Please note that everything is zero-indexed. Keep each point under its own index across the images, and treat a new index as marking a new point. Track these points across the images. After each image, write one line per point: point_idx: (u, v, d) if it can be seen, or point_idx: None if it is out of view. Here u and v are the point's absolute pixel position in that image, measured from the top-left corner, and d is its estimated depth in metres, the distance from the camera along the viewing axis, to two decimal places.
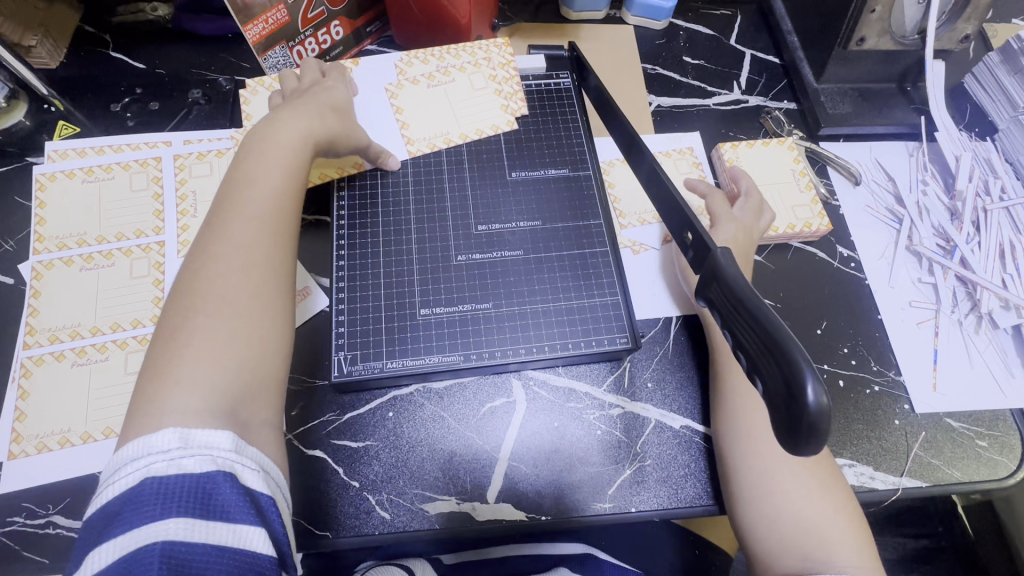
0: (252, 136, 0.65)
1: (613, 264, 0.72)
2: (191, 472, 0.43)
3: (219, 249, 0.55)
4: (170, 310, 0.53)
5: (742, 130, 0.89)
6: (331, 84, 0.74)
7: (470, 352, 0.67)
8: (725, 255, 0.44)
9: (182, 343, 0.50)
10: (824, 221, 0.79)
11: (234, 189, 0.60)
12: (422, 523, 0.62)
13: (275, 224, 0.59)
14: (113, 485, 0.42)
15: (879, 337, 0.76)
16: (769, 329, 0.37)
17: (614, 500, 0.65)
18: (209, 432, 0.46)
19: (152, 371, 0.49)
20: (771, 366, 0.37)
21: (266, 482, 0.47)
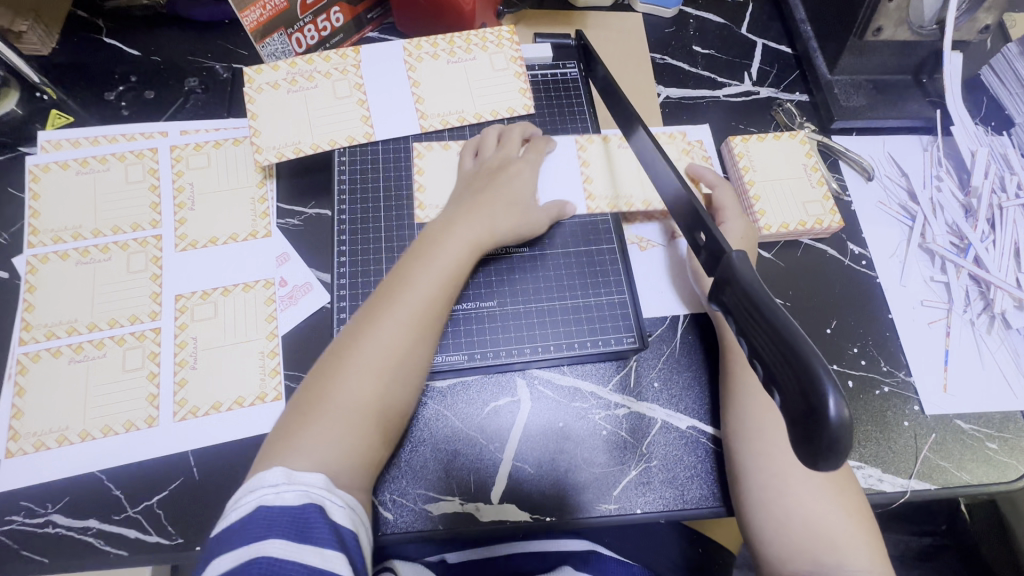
0: (440, 227, 0.66)
1: (621, 261, 0.72)
2: (292, 503, 0.50)
3: (364, 344, 0.58)
4: (314, 374, 0.59)
5: (752, 122, 0.87)
6: (522, 164, 0.72)
7: (475, 352, 0.67)
8: (739, 257, 0.42)
9: (317, 419, 0.56)
10: (836, 218, 0.77)
11: (391, 279, 0.62)
12: (425, 524, 0.62)
13: (422, 335, 0.60)
14: (233, 510, 0.50)
15: (890, 336, 0.74)
16: (788, 337, 0.36)
17: (619, 501, 0.64)
18: (311, 474, 0.53)
19: (290, 421, 0.57)
20: (790, 377, 0.35)
21: (352, 517, 0.53)
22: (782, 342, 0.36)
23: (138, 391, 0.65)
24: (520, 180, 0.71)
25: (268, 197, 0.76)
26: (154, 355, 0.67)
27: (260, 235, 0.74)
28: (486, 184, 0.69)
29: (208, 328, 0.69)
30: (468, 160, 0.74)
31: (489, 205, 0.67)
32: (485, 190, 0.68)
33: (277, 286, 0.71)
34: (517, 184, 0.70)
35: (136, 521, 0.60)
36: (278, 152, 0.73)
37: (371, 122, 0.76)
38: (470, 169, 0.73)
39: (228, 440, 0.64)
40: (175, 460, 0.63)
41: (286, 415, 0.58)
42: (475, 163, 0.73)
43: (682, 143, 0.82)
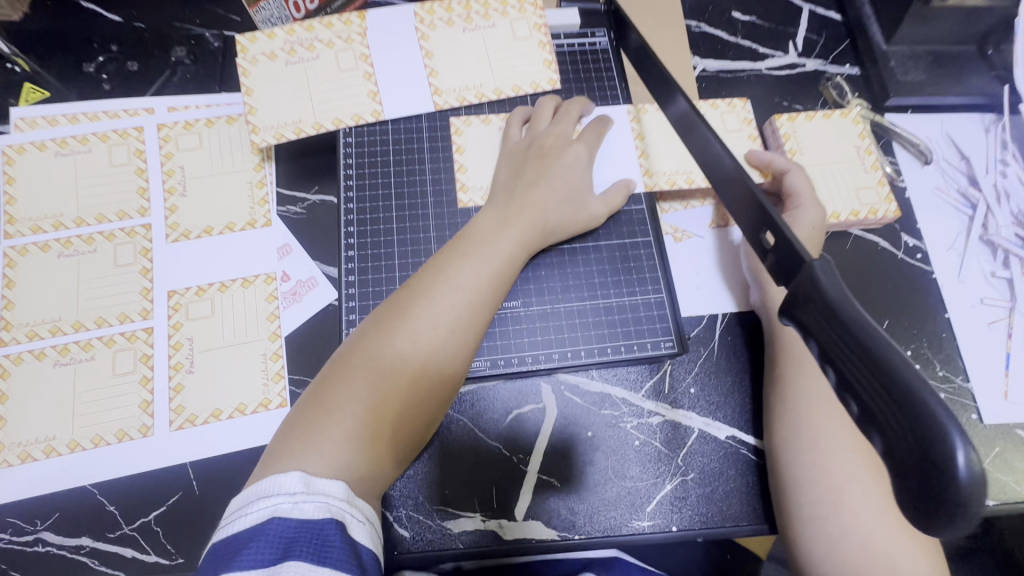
0: (488, 220, 0.60)
1: (656, 255, 0.67)
2: (310, 516, 0.41)
3: (397, 337, 0.52)
4: (332, 366, 0.52)
5: (799, 98, 0.79)
6: (581, 148, 0.65)
7: (497, 358, 0.62)
8: (826, 270, 0.35)
9: (336, 416, 0.48)
10: (892, 207, 0.70)
11: (430, 270, 0.56)
12: (445, 542, 0.57)
13: (463, 342, 0.54)
14: (241, 518, 0.42)
15: (946, 338, 0.68)
16: (897, 374, 0.30)
17: (653, 518, 0.59)
18: (329, 481, 0.44)
19: (300, 420, 0.48)
20: (901, 423, 0.29)
21: (372, 535, 0.45)
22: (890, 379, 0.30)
23: (131, 397, 0.60)
24: (577, 167, 0.64)
25: (266, 182, 0.69)
26: (146, 357, 0.61)
27: (258, 225, 0.67)
28: (542, 171, 0.63)
29: (205, 328, 0.63)
30: (517, 133, 0.67)
31: (543, 199, 0.61)
32: (540, 179, 0.62)
33: (279, 281, 0.65)
34: (573, 171, 0.64)
35: (132, 538, 0.55)
36: (277, 132, 0.65)
37: (379, 98, 0.68)
38: (519, 145, 0.66)
39: (230, 450, 0.59)
40: (173, 472, 0.58)
41: (294, 413, 0.50)
42: (526, 138, 0.66)
43: (744, 114, 0.74)
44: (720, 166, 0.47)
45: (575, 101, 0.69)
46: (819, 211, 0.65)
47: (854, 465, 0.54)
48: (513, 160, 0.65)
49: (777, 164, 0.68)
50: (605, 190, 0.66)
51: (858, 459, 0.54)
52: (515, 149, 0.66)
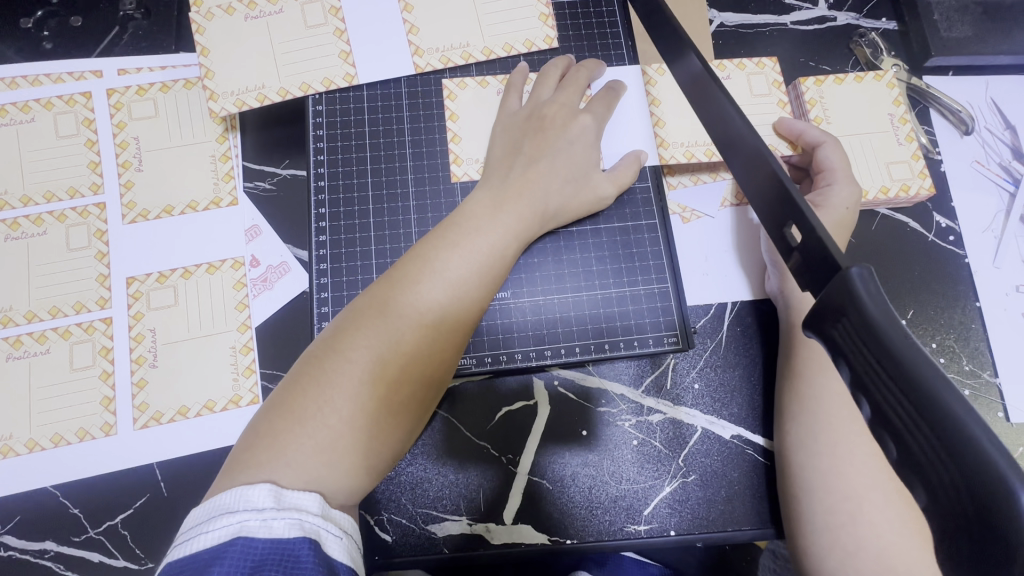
0: (480, 204, 0.53)
1: (662, 238, 0.60)
2: (280, 536, 0.36)
3: (377, 336, 0.46)
4: (301, 367, 0.45)
5: (826, 58, 0.70)
6: (589, 118, 0.58)
7: (484, 355, 0.57)
8: (865, 281, 0.28)
9: (308, 426, 0.42)
10: (926, 184, 0.63)
11: (414, 260, 0.50)
12: (430, 547, 0.54)
13: (448, 339, 0.48)
14: (200, 538, 0.36)
15: (976, 329, 0.63)
16: (950, 416, 0.23)
17: (651, 522, 0.55)
18: (302, 493, 0.39)
19: (265, 429, 0.42)
20: (951, 479, 0.23)
21: (352, 551, 0.39)
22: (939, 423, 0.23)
23: (91, 392, 0.56)
24: (583, 142, 0.57)
25: (231, 154, 0.62)
26: (106, 350, 0.57)
27: (224, 203, 0.61)
28: (543, 147, 0.56)
29: (168, 318, 0.58)
30: (516, 101, 0.59)
31: (543, 180, 0.55)
32: (541, 157, 0.55)
33: (248, 266, 0.60)
34: (579, 146, 0.57)
35: (98, 543, 0.52)
36: (238, 100, 0.58)
37: (352, 59, 0.60)
38: (519, 113, 0.58)
39: (199, 450, 0.55)
40: (139, 473, 0.54)
41: (257, 420, 0.44)
42: (526, 107, 0.58)
43: (774, 76, 0.66)
44: (737, 138, 0.39)
45: (585, 64, 0.61)
46: (852, 191, 0.58)
47: (874, 472, 0.49)
48: (510, 131, 0.58)
49: (808, 137, 0.61)
50: (615, 164, 0.60)
51: (879, 465, 0.49)
52: (514, 119, 0.58)
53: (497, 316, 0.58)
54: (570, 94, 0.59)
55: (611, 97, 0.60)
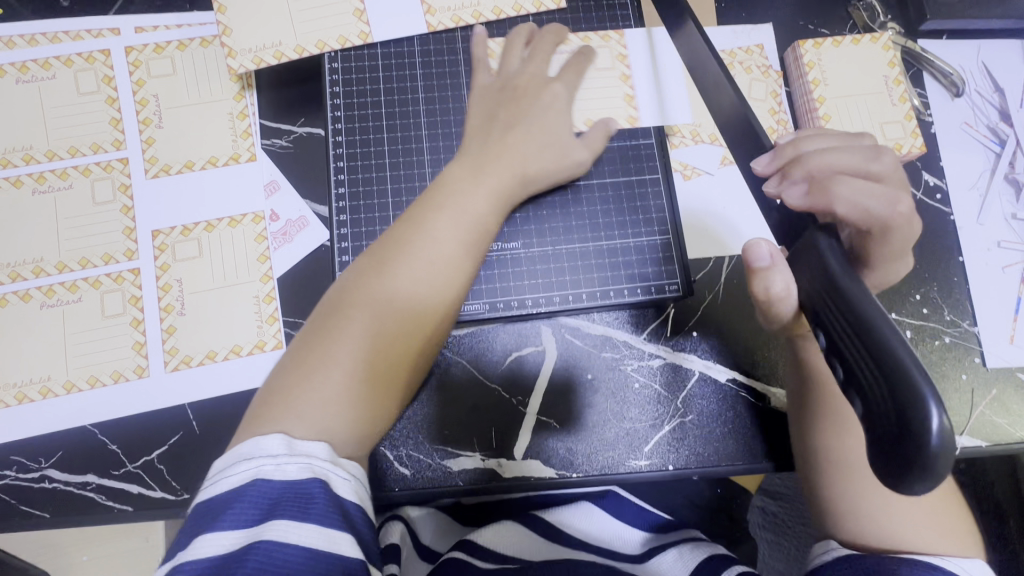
0: (489, 158, 0.56)
1: (665, 191, 0.62)
2: (293, 479, 0.40)
3: (389, 285, 0.49)
4: (321, 312, 0.50)
5: (826, 21, 0.72)
6: (561, 85, 0.60)
7: (496, 301, 0.60)
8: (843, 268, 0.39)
9: (330, 361, 0.46)
10: (918, 143, 0.66)
11: (432, 212, 0.52)
12: (445, 479, 0.58)
13: (451, 293, 0.52)
14: (223, 479, 0.41)
15: (958, 282, 0.66)
16: (886, 347, 0.33)
17: (650, 457, 0.60)
18: (313, 440, 0.43)
19: (293, 364, 0.47)
20: (881, 389, 0.33)
21: (359, 491, 0.44)
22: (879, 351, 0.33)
23: (123, 338, 0.59)
24: (556, 109, 0.59)
25: (248, 112, 0.64)
26: (135, 299, 0.60)
27: (243, 159, 0.63)
28: (517, 114, 0.58)
29: (194, 269, 0.61)
30: (486, 74, 0.61)
31: (519, 143, 0.57)
32: (517, 123, 0.57)
33: (268, 220, 0.62)
34: (552, 112, 0.58)
35: (137, 476, 0.56)
36: (256, 56, 0.60)
37: (366, 17, 0.62)
38: (492, 86, 0.60)
39: (227, 391, 0.58)
40: (172, 413, 0.58)
41: (287, 359, 0.48)
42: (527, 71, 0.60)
43: (761, 62, 0.70)
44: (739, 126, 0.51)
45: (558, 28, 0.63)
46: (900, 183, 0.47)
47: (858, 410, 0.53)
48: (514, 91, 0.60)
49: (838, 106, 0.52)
50: (585, 133, 0.60)
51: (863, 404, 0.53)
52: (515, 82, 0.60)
53: (507, 266, 0.60)
54: (540, 62, 0.60)
55: None
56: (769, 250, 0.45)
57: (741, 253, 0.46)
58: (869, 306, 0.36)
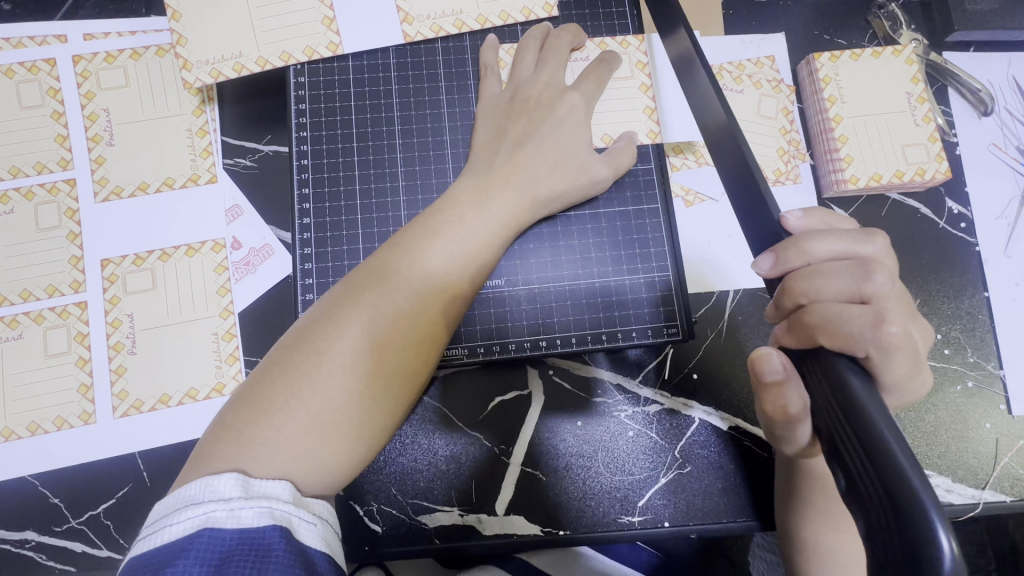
0: (464, 189, 0.50)
1: (664, 222, 0.56)
2: (249, 526, 0.34)
3: (352, 327, 0.42)
4: (271, 358, 0.42)
5: (842, 31, 0.66)
6: (576, 95, 0.53)
7: (476, 346, 0.54)
8: (863, 385, 0.33)
9: (276, 421, 0.39)
10: (943, 167, 0.60)
11: (395, 248, 0.46)
12: (420, 537, 0.54)
13: (432, 335, 0.45)
14: (164, 531, 0.33)
15: (982, 320, 0.61)
16: (885, 449, 0.29)
17: (644, 513, 0.55)
18: (271, 481, 0.37)
19: (232, 423, 0.39)
20: (880, 497, 0.28)
21: (329, 537, 0.37)
22: (877, 453, 0.29)
23: (68, 379, 0.54)
24: (571, 123, 0.53)
25: (208, 129, 0.58)
26: (81, 336, 0.54)
27: (202, 181, 0.58)
28: (529, 129, 0.52)
29: (146, 302, 0.55)
30: (495, 84, 0.55)
31: (527, 163, 0.51)
32: (528, 139, 0.52)
33: (229, 249, 0.57)
34: (567, 126, 0.53)
35: (80, 532, 0.51)
36: (213, 69, 0.54)
37: (336, 26, 0.56)
38: (501, 97, 0.55)
39: (180, 439, 0.53)
40: (120, 462, 0.53)
41: (224, 413, 0.40)
42: (507, 89, 0.55)
43: (772, 75, 0.64)
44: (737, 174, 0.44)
45: (566, 30, 0.56)
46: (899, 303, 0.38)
47: None
48: (499, 110, 0.54)
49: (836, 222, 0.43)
50: (608, 149, 0.54)
51: None
52: (499, 101, 0.54)
53: (489, 305, 0.55)
54: (554, 70, 0.54)
55: (603, 71, 0.55)
56: (783, 364, 0.39)
57: (749, 363, 0.41)
58: (873, 411, 0.31)
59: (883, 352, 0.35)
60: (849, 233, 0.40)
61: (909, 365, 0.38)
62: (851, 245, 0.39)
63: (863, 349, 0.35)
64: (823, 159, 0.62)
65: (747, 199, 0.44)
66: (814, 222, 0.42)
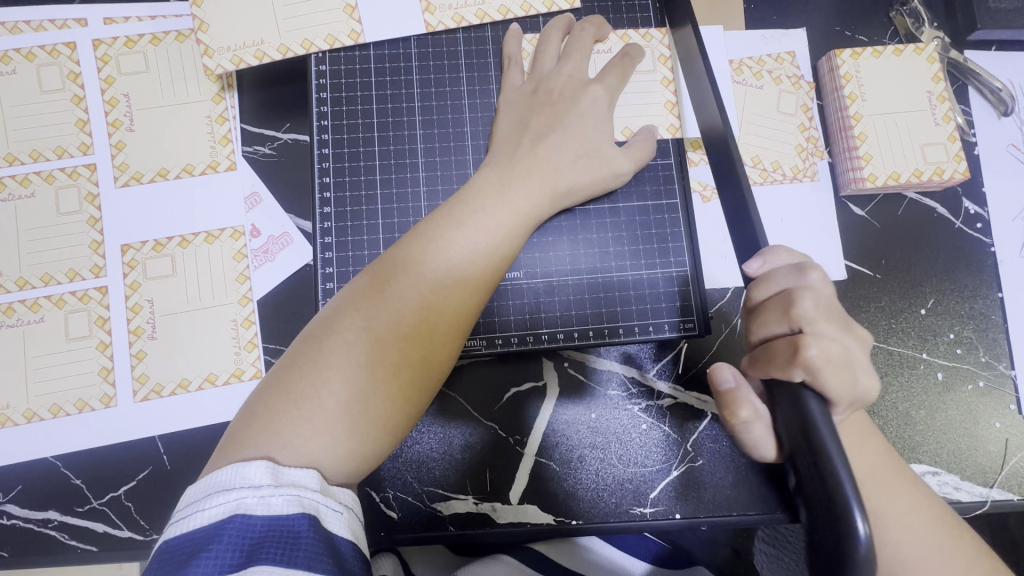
0: (486, 181, 0.50)
1: (683, 217, 0.56)
2: (278, 514, 0.35)
3: (377, 317, 0.43)
4: (297, 347, 0.42)
5: (865, 27, 0.66)
6: (598, 88, 0.53)
7: (494, 337, 0.55)
8: (818, 405, 0.36)
9: (305, 409, 0.39)
10: (962, 167, 0.60)
11: (417, 238, 0.47)
12: (435, 525, 0.54)
13: (453, 327, 0.45)
14: (197, 515, 0.34)
15: (995, 321, 0.61)
16: (825, 455, 0.33)
17: (656, 505, 0.55)
18: (299, 468, 0.37)
19: (261, 410, 0.40)
20: (820, 497, 0.32)
21: (354, 525, 0.38)
22: (818, 459, 0.33)
23: (89, 362, 0.54)
24: (594, 116, 0.53)
25: (228, 116, 0.58)
26: (102, 320, 0.55)
27: (222, 168, 0.58)
28: (551, 121, 0.52)
29: (166, 288, 0.56)
30: (518, 76, 0.55)
31: (547, 157, 0.51)
32: (550, 132, 0.52)
33: (248, 237, 0.57)
34: (590, 119, 0.53)
35: (102, 513, 0.52)
36: (235, 56, 0.54)
37: (358, 14, 0.55)
38: (523, 89, 0.54)
39: (200, 424, 0.54)
40: (141, 445, 0.53)
41: (251, 401, 0.41)
42: (530, 81, 0.54)
43: (793, 72, 0.64)
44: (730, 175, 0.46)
45: (590, 22, 0.56)
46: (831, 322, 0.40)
47: None
48: (521, 102, 0.54)
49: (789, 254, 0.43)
50: (628, 142, 0.54)
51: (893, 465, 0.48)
52: (519, 94, 0.54)
53: (508, 297, 0.55)
54: (577, 63, 0.54)
55: (625, 64, 0.55)
56: (734, 376, 0.46)
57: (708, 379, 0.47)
58: (823, 425, 0.35)
59: (813, 374, 0.38)
60: (785, 268, 0.42)
61: (849, 377, 0.39)
62: (790, 281, 0.41)
63: (795, 374, 0.38)
64: (842, 157, 0.62)
65: (734, 210, 0.46)
66: (776, 261, 0.42)
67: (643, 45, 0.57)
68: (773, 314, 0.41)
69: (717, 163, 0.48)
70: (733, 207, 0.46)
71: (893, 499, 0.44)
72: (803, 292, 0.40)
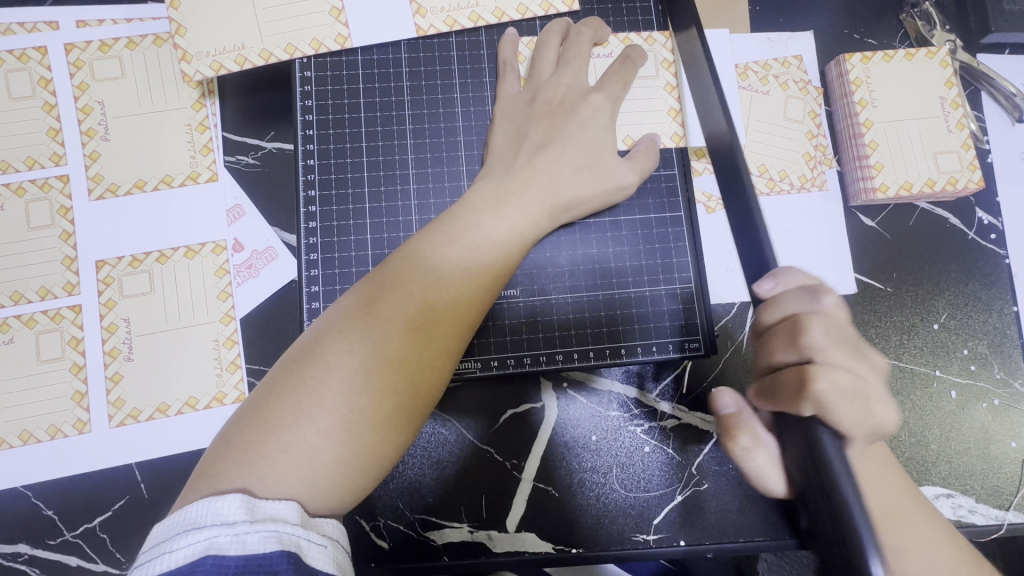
0: (481, 195, 0.47)
1: (687, 231, 0.54)
2: (253, 553, 0.32)
3: (362, 341, 0.40)
4: (279, 373, 0.40)
5: (874, 31, 0.63)
6: (599, 96, 0.51)
7: (490, 359, 0.52)
8: (834, 440, 0.35)
9: (283, 440, 0.37)
10: (976, 176, 0.57)
11: (409, 256, 0.44)
12: (428, 553, 0.52)
13: (447, 350, 0.42)
14: (164, 557, 0.32)
15: (1010, 337, 0.59)
16: (837, 490, 0.32)
17: (660, 532, 0.53)
18: (277, 501, 0.35)
19: (238, 441, 0.37)
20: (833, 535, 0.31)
21: (340, 558, 0.35)
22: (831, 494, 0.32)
23: (61, 385, 0.52)
24: (594, 125, 0.50)
25: (209, 124, 0.55)
26: (76, 341, 0.52)
27: (202, 179, 0.55)
28: (550, 132, 0.49)
29: (143, 307, 0.53)
30: (514, 83, 0.53)
31: (545, 169, 0.48)
32: (548, 144, 0.49)
33: (230, 251, 0.54)
34: (590, 129, 0.50)
35: (75, 545, 0.49)
36: (215, 62, 0.51)
37: (344, 17, 0.52)
38: (520, 98, 0.52)
39: (179, 449, 0.51)
40: (117, 473, 0.50)
41: (228, 430, 0.38)
42: (526, 89, 0.52)
43: (800, 76, 0.61)
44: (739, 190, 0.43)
45: (589, 26, 0.53)
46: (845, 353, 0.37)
47: None
48: (518, 111, 0.51)
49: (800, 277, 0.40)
50: (629, 152, 0.52)
51: None
52: (515, 103, 0.52)
53: (503, 315, 0.52)
54: (576, 71, 0.51)
55: (627, 70, 0.52)
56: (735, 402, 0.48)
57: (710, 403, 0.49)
58: (834, 457, 0.34)
59: (826, 407, 0.35)
60: (797, 291, 0.39)
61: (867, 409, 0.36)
62: (802, 305, 0.38)
63: (806, 408, 0.36)
64: (851, 166, 0.60)
65: (745, 223, 0.44)
66: (788, 281, 0.39)
67: (645, 49, 0.54)
68: (781, 342, 0.38)
69: (727, 172, 0.45)
70: (745, 221, 0.44)
71: (915, 534, 0.41)
72: (811, 320, 0.37)
